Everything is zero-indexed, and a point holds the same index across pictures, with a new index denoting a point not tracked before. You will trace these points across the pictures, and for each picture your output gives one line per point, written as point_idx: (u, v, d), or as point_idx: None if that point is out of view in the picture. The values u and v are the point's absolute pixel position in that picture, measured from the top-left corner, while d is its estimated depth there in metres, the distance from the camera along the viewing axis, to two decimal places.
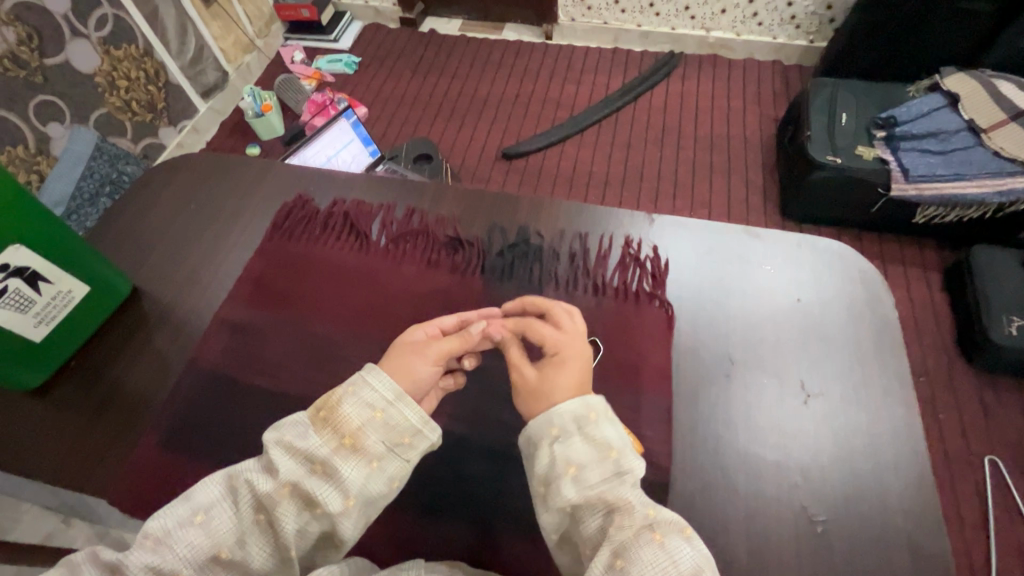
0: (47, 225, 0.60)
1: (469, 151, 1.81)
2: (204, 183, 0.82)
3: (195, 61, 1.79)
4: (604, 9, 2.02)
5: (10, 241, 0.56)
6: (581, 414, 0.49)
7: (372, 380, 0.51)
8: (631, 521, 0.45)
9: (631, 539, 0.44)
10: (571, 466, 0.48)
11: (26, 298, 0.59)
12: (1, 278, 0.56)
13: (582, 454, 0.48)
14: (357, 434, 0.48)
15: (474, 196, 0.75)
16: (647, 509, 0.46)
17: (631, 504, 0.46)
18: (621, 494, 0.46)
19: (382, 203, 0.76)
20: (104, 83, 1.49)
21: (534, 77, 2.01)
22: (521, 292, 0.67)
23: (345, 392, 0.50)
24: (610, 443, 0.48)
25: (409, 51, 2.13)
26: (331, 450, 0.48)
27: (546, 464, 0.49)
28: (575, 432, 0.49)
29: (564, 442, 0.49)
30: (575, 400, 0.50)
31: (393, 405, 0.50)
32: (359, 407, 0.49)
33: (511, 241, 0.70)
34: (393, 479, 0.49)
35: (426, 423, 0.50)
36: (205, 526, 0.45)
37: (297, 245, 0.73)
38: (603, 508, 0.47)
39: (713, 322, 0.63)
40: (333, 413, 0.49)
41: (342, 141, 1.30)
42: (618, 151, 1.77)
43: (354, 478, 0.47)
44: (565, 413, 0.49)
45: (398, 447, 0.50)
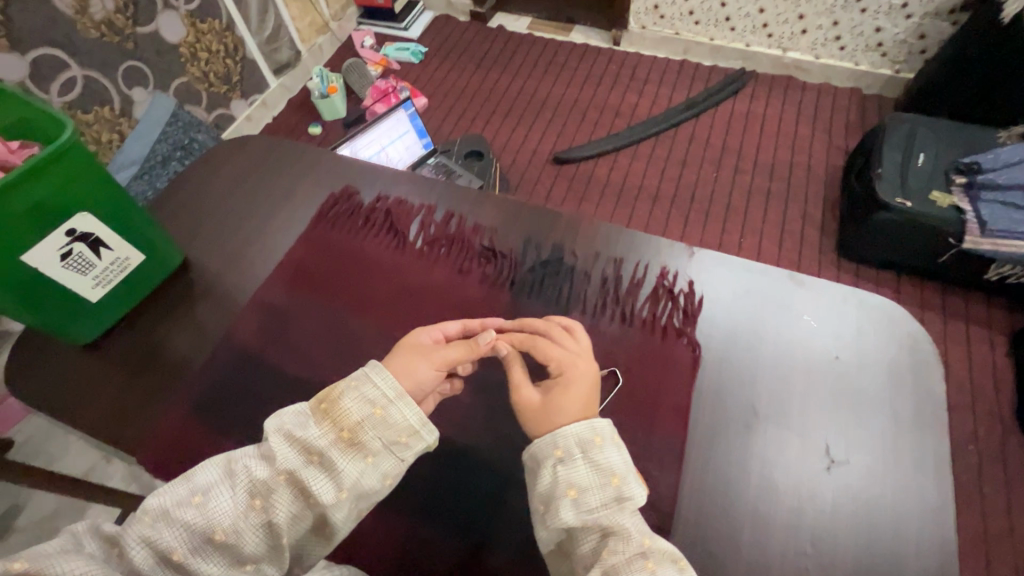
0: (113, 195, 0.63)
1: (521, 151, 1.82)
2: (258, 165, 0.84)
3: (272, 38, 1.87)
4: (677, 19, 1.97)
5: (79, 209, 0.60)
6: (587, 438, 0.51)
7: (374, 378, 0.53)
8: (625, 547, 0.47)
9: (624, 563, 0.46)
10: (572, 489, 0.49)
11: (87, 261, 0.63)
12: (69, 242, 0.60)
13: (585, 479, 0.50)
14: (355, 429, 0.51)
15: (514, 206, 0.75)
16: (643, 537, 0.48)
17: (627, 531, 0.48)
18: (617, 519, 0.48)
19: (423, 204, 0.76)
20: (187, 54, 1.58)
21: (596, 83, 1.99)
22: (546, 311, 0.66)
23: (346, 387, 0.52)
24: (614, 469, 0.50)
25: (476, 44, 2.15)
26: (329, 442, 0.50)
27: (548, 485, 0.50)
28: (578, 455, 0.51)
29: (568, 465, 0.50)
30: (581, 425, 0.52)
31: (393, 403, 0.52)
32: (360, 403, 0.52)
33: (545, 258, 0.69)
34: (385, 475, 0.52)
35: (424, 425, 0.53)
36: (202, 507, 0.48)
37: (338, 237, 0.75)
38: (595, 534, 0.49)
39: (743, 369, 0.60)
40: (334, 407, 0.51)
41: (398, 132, 1.39)
42: (671, 168, 1.73)
43: (349, 472, 0.50)
44: (570, 436, 0.51)
45: (394, 446, 0.52)
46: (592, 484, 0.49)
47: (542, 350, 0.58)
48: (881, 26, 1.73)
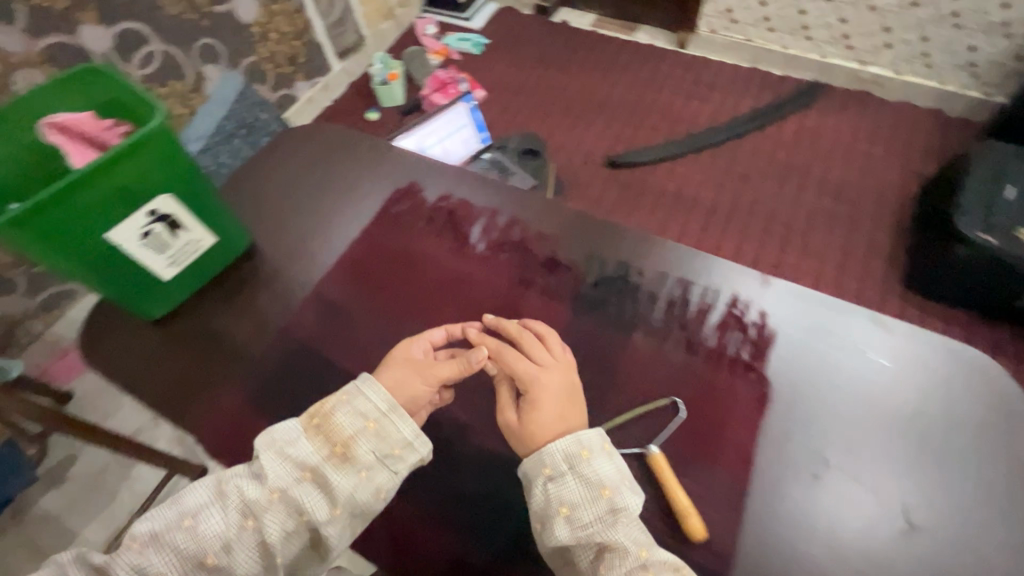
0: (193, 178, 0.64)
1: (574, 153, 1.78)
2: (325, 152, 0.84)
3: (338, 22, 1.89)
4: (750, 25, 1.89)
5: (161, 191, 0.61)
6: (574, 451, 0.54)
7: (366, 393, 0.59)
8: (622, 561, 0.49)
9: None
10: (564, 507, 0.52)
11: (163, 241, 0.64)
12: (150, 222, 0.61)
13: (575, 495, 0.52)
14: (347, 443, 0.57)
15: (579, 216, 0.72)
16: (640, 549, 0.50)
17: (622, 544, 0.50)
18: (611, 531, 0.51)
19: (487, 207, 0.75)
20: (259, 34, 1.63)
21: (658, 86, 1.93)
22: (607, 331, 0.64)
23: (338, 402, 0.59)
24: (604, 480, 0.53)
25: (538, 39, 2.12)
26: (323, 457, 0.57)
27: (540, 502, 0.53)
28: (567, 469, 0.53)
29: (558, 482, 0.53)
30: (569, 439, 0.54)
31: (386, 416, 0.59)
32: (352, 417, 0.58)
33: (610, 274, 0.67)
34: (379, 489, 0.57)
35: (416, 437, 0.59)
36: (192, 529, 0.55)
37: (399, 235, 0.75)
38: (591, 547, 0.51)
39: (815, 414, 0.57)
40: (327, 422, 0.58)
41: (456, 125, 1.39)
42: (729, 182, 1.67)
43: (344, 487, 0.56)
44: (557, 453, 0.54)
45: (388, 459, 0.58)
46: (583, 499, 0.52)
47: (510, 366, 0.59)
48: (975, 44, 1.61)
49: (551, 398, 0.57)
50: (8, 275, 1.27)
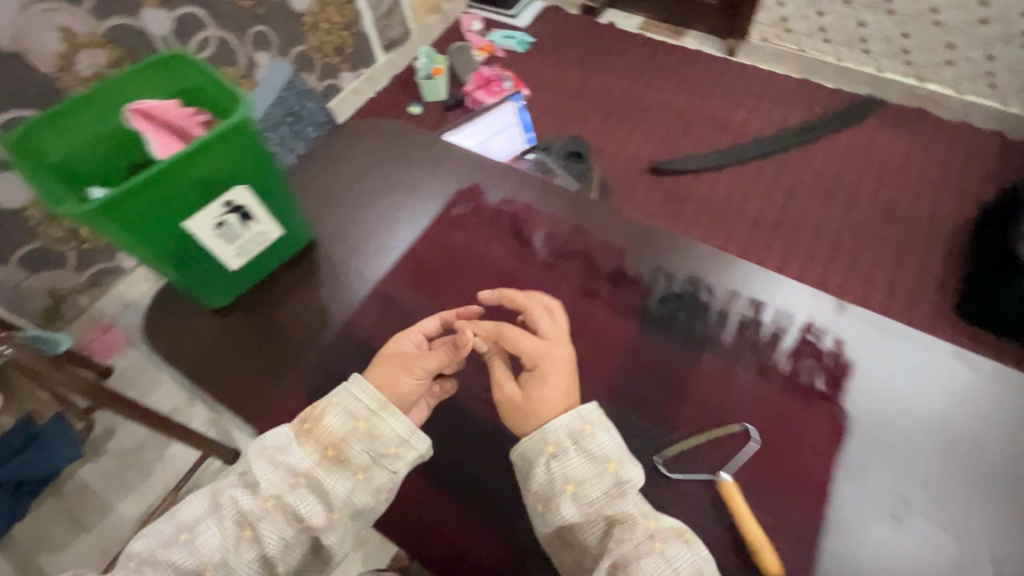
0: (270, 171, 0.63)
1: (616, 158, 1.76)
2: (386, 148, 0.83)
3: (387, 14, 1.89)
4: (804, 35, 1.84)
5: (238, 181, 0.61)
6: (576, 428, 0.54)
7: (356, 393, 0.60)
8: (632, 534, 0.50)
9: (632, 551, 0.50)
10: (569, 484, 0.53)
11: (234, 231, 0.64)
12: (224, 212, 0.62)
13: (581, 471, 0.53)
14: (339, 446, 0.59)
15: (646, 227, 0.70)
16: (648, 520, 0.52)
17: (630, 517, 0.51)
18: (619, 504, 0.52)
19: (550, 213, 0.73)
20: (310, 23, 1.64)
21: (705, 93, 1.89)
22: (675, 349, 0.62)
23: (327, 406, 0.60)
24: (607, 455, 0.53)
25: (584, 39, 2.10)
26: (316, 461, 0.58)
27: (543, 483, 0.53)
28: (570, 448, 0.54)
29: (562, 459, 0.53)
30: (569, 415, 0.55)
31: (377, 415, 0.59)
32: (342, 419, 0.59)
33: (678, 290, 0.65)
34: (376, 489, 0.58)
35: (412, 434, 0.59)
36: (190, 542, 0.58)
37: (461, 237, 0.74)
38: (599, 522, 0.52)
39: (894, 452, 0.54)
40: (317, 426, 0.59)
41: (503, 124, 1.39)
42: (775, 196, 1.63)
43: (340, 489, 0.57)
44: (559, 430, 0.54)
45: (384, 458, 0.59)
46: (590, 475, 0.53)
47: (513, 342, 0.60)
48: None
49: (562, 369, 0.58)
50: (60, 250, 1.30)
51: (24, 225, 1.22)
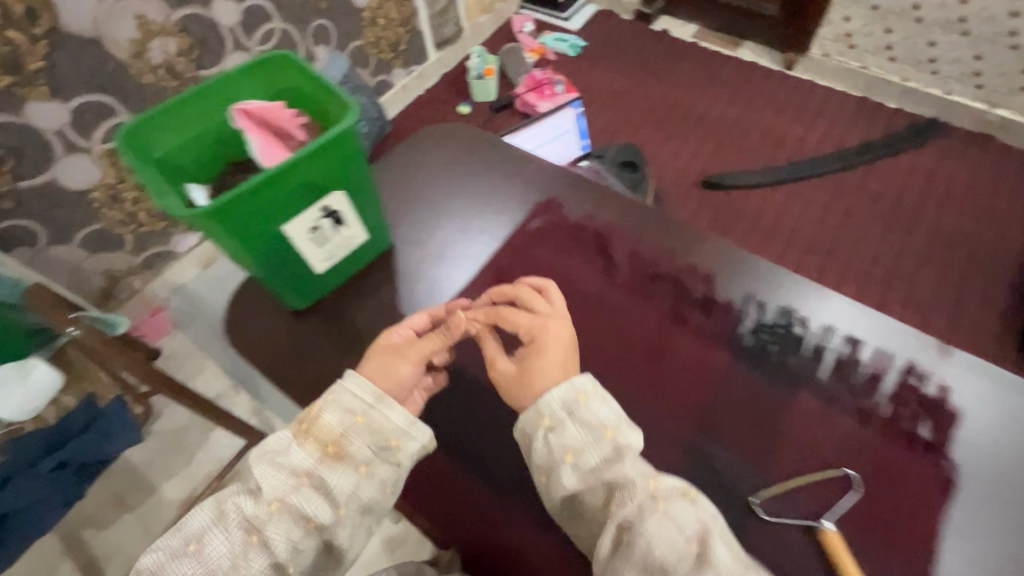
0: (365, 177, 0.63)
1: (666, 169, 1.73)
2: (464, 155, 0.82)
3: (442, 12, 1.89)
4: (869, 53, 1.79)
5: (337, 187, 0.61)
6: (571, 398, 0.55)
7: (351, 388, 0.59)
8: (633, 496, 0.50)
9: (635, 512, 0.49)
10: (568, 454, 0.53)
11: (326, 235, 0.64)
12: (319, 216, 0.62)
13: (577, 440, 0.54)
14: (339, 442, 0.58)
15: (734, 253, 0.68)
16: (648, 480, 0.51)
17: (630, 480, 0.51)
18: (619, 466, 0.52)
19: (634, 231, 0.71)
20: (368, 19, 1.64)
21: (760, 107, 1.85)
22: (767, 383, 0.60)
23: (324, 403, 0.59)
24: (604, 421, 0.54)
25: (636, 46, 2.06)
26: (317, 460, 0.58)
27: (544, 456, 0.54)
28: (565, 417, 0.55)
29: (558, 431, 0.54)
30: (564, 386, 0.56)
31: (374, 408, 0.59)
32: (339, 415, 0.59)
33: (770, 321, 0.63)
34: (383, 481, 0.58)
35: (411, 424, 0.59)
36: (199, 552, 0.56)
37: (541, 251, 0.72)
38: (601, 489, 0.52)
39: (1004, 511, 0.52)
40: (315, 424, 0.59)
41: (560, 131, 1.37)
42: (830, 217, 1.58)
43: (345, 486, 0.57)
44: (553, 401, 0.55)
45: (386, 450, 0.59)
46: (587, 443, 0.53)
47: (508, 320, 0.62)
48: None
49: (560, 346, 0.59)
50: (120, 232, 1.33)
51: (90, 206, 1.24)
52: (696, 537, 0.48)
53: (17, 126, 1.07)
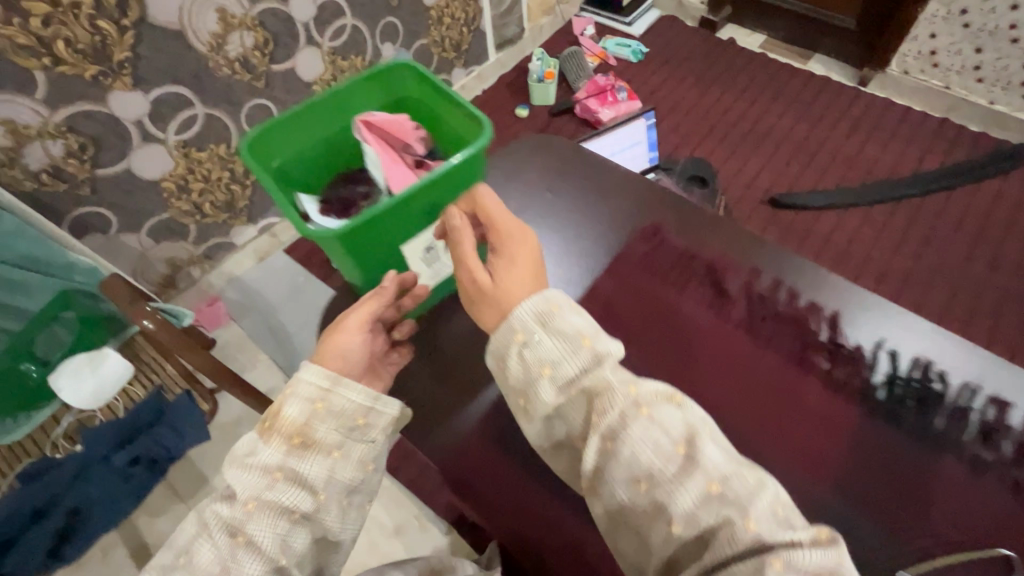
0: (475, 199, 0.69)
1: (731, 185, 1.67)
2: (558, 171, 0.79)
3: (505, 13, 1.85)
4: (954, 71, 1.69)
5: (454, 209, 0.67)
6: (542, 307, 0.48)
7: (305, 376, 0.55)
8: (615, 405, 0.43)
9: (620, 422, 0.42)
10: (545, 368, 0.46)
11: (437, 255, 0.70)
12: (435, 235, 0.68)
13: (554, 352, 0.46)
14: (306, 429, 0.53)
15: (859, 294, 0.62)
16: (630, 388, 0.44)
17: (609, 388, 0.44)
18: (596, 371, 0.45)
19: (747, 262, 0.66)
20: (435, 17, 1.62)
21: (831, 123, 1.77)
22: (910, 447, 0.54)
23: (281, 397, 0.54)
24: (579, 330, 0.46)
25: (701, 54, 2.00)
26: (285, 453, 0.52)
27: (520, 374, 0.47)
28: (538, 329, 0.47)
29: (533, 345, 0.47)
30: (537, 294, 0.49)
31: (333, 390, 0.55)
32: (298, 404, 0.53)
33: (907, 374, 0.57)
34: (360, 460, 0.54)
35: (376, 399, 0.56)
36: (189, 564, 0.48)
37: (646, 278, 0.66)
38: (582, 400, 0.45)
39: None
40: (277, 419, 0.53)
41: (630, 141, 1.33)
42: (907, 243, 1.50)
43: (321, 471, 0.52)
44: (526, 312, 0.48)
45: (355, 430, 0.55)
46: (564, 355, 0.46)
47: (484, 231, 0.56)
48: None
49: (529, 253, 0.53)
50: (184, 222, 1.33)
51: (160, 196, 1.25)
52: (684, 439, 0.42)
53: (100, 114, 1.07)
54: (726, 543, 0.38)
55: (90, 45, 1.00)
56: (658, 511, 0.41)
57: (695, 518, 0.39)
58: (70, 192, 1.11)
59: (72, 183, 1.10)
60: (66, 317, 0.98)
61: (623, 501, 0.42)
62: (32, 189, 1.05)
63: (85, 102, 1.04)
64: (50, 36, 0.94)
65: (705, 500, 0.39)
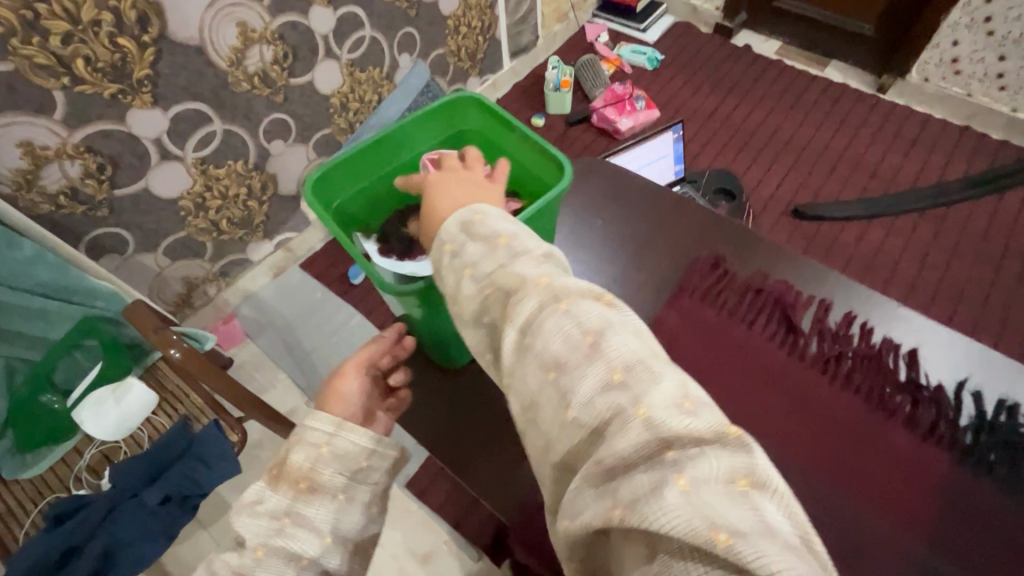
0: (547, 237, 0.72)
1: (753, 195, 1.65)
2: (615, 202, 0.77)
3: (521, 20, 1.82)
4: (976, 79, 1.68)
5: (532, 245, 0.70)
6: (467, 219, 0.50)
7: (311, 423, 0.55)
8: (528, 297, 0.42)
9: (535, 313, 0.41)
10: (467, 268, 0.47)
11: None
12: None
13: (474, 253, 0.47)
14: (311, 474, 0.53)
15: (933, 333, 0.63)
16: (540, 279, 0.43)
17: (522, 283, 0.43)
18: (511, 268, 0.44)
19: (817, 298, 0.66)
20: (452, 26, 1.59)
21: (852, 131, 1.75)
22: (985, 486, 0.54)
23: (289, 444, 0.54)
24: (497, 230, 0.47)
25: (717, 61, 1.97)
26: (291, 500, 0.52)
27: (452, 284, 0.48)
28: (464, 237, 0.49)
29: (458, 251, 0.48)
30: (462, 210, 0.51)
31: (336, 435, 0.54)
32: (304, 451, 0.53)
33: (992, 415, 0.57)
34: (363, 504, 0.55)
35: (378, 443, 0.56)
36: None
37: (715, 314, 0.65)
38: (502, 297, 0.44)
39: None
40: (282, 466, 0.53)
41: (657, 154, 1.30)
42: (934, 255, 1.49)
43: (326, 515, 0.53)
44: (451, 226, 0.50)
45: (359, 474, 0.55)
46: (482, 254, 0.46)
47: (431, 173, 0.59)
48: None
49: (468, 184, 0.56)
50: (201, 240, 1.30)
51: (177, 214, 1.21)
52: (596, 329, 0.39)
53: (119, 134, 1.04)
54: (623, 436, 0.35)
55: (110, 63, 0.96)
56: (561, 402, 0.38)
57: (593, 406, 0.37)
58: (87, 213, 1.07)
59: (90, 204, 1.07)
60: (89, 344, 0.97)
61: (534, 393, 0.40)
62: (49, 212, 1.02)
63: (104, 121, 1.01)
64: (69, 55, 0.91)
65: (605, 388, 0.37)
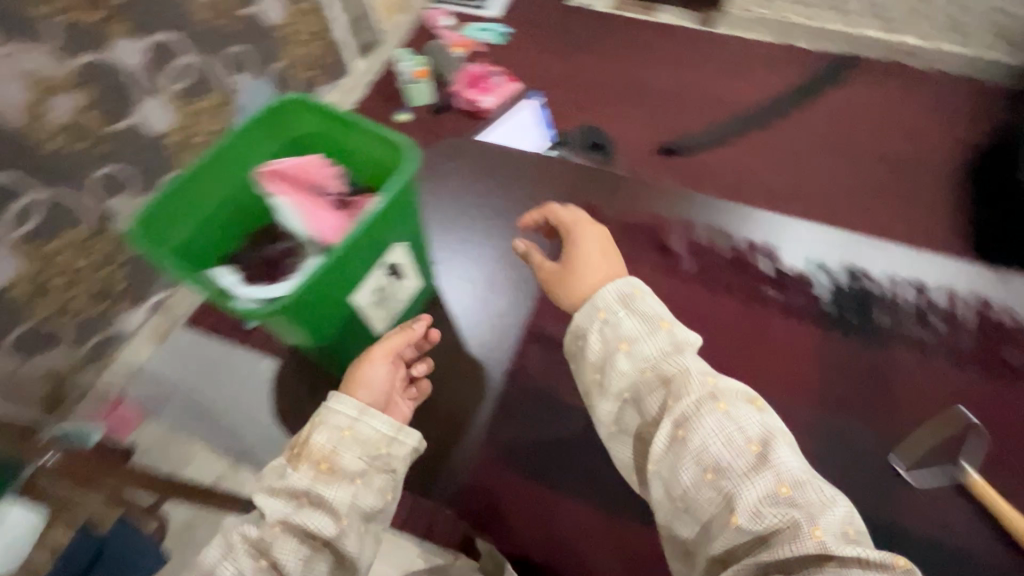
0: (406, 231, 0.79)
1: (625, 144, 1.75)
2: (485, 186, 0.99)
3: (359, 17, 1.76)
4: None
5: (395, 244, 0.78)
6: (627, 291, 0.72)
7: (336, 408, 0.72)
8: (692, 391, 0.64)
9: (696, 410, 0.63)
10: (625, 345, 0.70)
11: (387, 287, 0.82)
12: (392, 269, 0.80)
13: (634, 332, 0.70)
14: (330, 455, 0.69)
15: (810, 238, 0.94)
16: (709, 379, 0.65)
17: (686, 376, 0.66)
18: (679, 358, 0.68)
19: (732, 246, 0.94)
20: (285, 36, 1.50)
21: (694, 67, 1.89)
22: (869, 349, 0.84)
23: (314, 426, 0.71)
24: (656, 315, 0.71)
25: (561, 24, 2.03)
26: (312, 477, 0.68)
27: (601, 352, 0.71)
28: (621, 309, 0.72)
29: (618, 328, 0.71)
30: (621, 281, 0.73)
31: (359, 420, 0.72)
32: (327, 434, 0.71)
33: (864, 298, 0.88)
34: (382, 489, 0.70)
35: (398, 431, 0.73)
36: None
37: (668, 272, 0.93)
38: (656, 381, 0.67)
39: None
40: (306, 447, 0.70)
41: (527, 125, 1.36)
42: (783, 164, 1.67)
43: (342, 494, 0.68)
44: (609, 292, 0.73)
45: (377, 458, 0.71)
46: (642, 333, 0.70)
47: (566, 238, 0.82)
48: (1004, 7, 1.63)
49: (595, 248, 0.79)
50: (54, 326, 1.12)
51: (10, 305, 1.03)
52: (758, 440, 0.61)
53: None
54: (795, 539, 0.55)
55: None
56: (723, 502, 0.59)
57: (763, 509, 0.58)
58: None
59: None
60: None
61: (687, 483, 0.62)
62: None
63: None
64: None
65: (776, 495, 0.58)
